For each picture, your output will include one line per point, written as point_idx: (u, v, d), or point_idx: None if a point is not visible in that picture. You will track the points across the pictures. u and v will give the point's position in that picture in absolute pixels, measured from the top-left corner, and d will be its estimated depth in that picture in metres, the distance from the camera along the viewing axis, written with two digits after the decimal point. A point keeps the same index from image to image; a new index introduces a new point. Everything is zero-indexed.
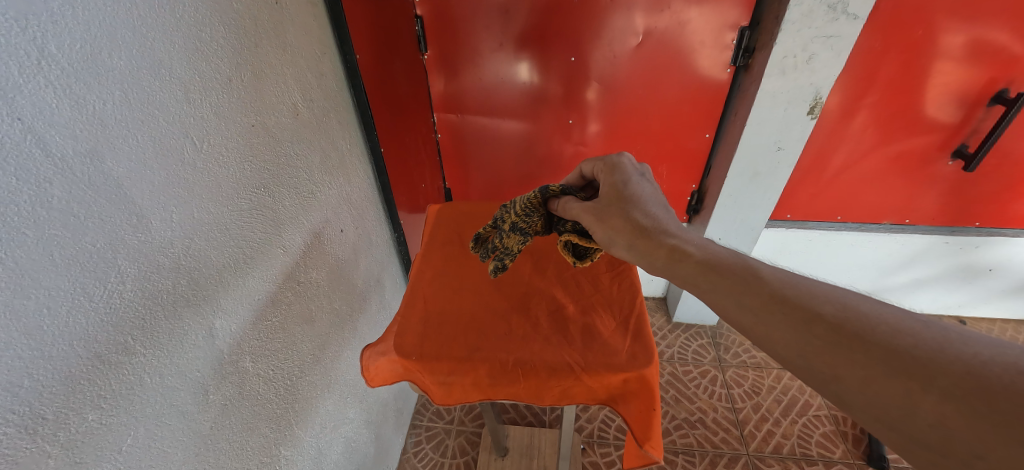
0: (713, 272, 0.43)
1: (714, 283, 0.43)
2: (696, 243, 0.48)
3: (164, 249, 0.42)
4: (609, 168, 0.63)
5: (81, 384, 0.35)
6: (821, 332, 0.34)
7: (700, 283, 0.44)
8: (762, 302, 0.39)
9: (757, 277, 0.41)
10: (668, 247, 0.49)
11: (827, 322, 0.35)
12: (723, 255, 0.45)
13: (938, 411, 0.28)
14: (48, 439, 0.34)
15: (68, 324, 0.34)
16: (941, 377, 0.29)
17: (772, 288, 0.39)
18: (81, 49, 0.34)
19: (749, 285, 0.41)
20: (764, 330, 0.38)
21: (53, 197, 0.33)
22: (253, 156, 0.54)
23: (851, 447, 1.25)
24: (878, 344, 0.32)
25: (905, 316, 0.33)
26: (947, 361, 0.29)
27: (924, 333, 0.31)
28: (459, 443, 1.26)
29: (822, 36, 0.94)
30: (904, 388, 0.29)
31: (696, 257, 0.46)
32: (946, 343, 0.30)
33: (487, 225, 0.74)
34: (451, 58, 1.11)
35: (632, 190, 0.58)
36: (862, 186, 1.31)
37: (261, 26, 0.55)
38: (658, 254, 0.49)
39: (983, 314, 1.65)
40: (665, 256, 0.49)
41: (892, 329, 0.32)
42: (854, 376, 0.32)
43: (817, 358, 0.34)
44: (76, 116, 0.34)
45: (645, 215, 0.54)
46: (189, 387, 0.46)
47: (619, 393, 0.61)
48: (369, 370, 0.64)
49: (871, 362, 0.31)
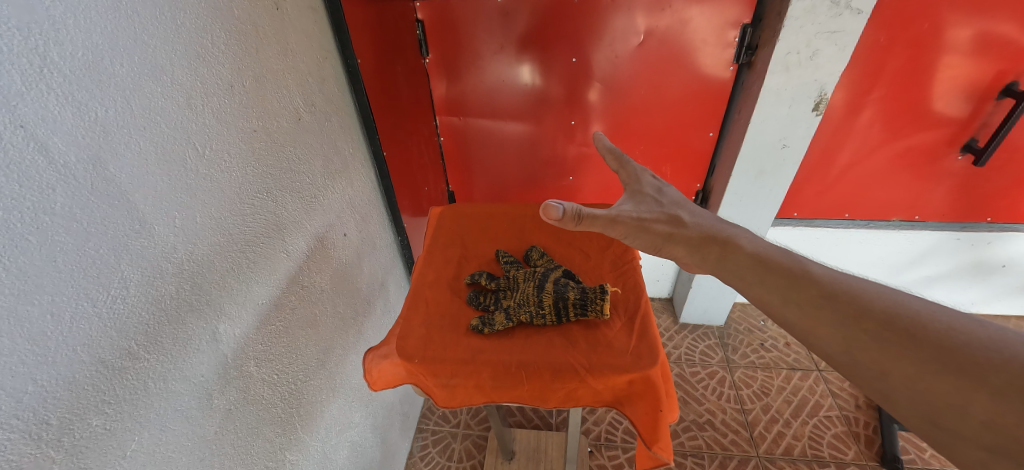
0: (762, 269, 0.45)
1: (760, 278, 0.45)
2: (747, 237, 0.50)
3: (168, 255, 0.42)
4: (630, 175, 0.65)
5: (85, 389, 0.35)
6: (869, 327, 0.35)
7: (749, 278, 0.46)
8: (808, 297, 0.40)
9: (796, 279, 0.42)
10: (720, 241, 0.51)
11: (876, 318, 0.35)
12: (774, 252, 0.47)
13: (990, 409, 0.28)
14: (53, 444, 0.33)
15: (73, 330, 0.34)
16: (995, 376, 0.28)
17: (819, 286, 0.40)
18: (83, 57, 0.34)
19: (795, 280, 0.42)
20: (808, 324, 0.39)
21: (56, 203, 0.33)
22: (256, 162, 0.55)
23: (863, 448, 1.22)
24: (929, 341, 0.32)
25: (959, 315, 0.33)
26: (1001, 359, 0.29)
27: (981, 332, 0.31)
28: (466, 447, 1.25)
29: (826, 31, 0.93)
30: (955, 386, 0.30)
31: (747, 250, 0.48)
32: (1003, 341, 0.29)
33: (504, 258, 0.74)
34: (453, 62, 1.12)
35: (665, 193, 0.61)
36: (871, 182, 1.30)
37: (262, 31, 0.56)
38: (711, 249, 0.51)
39: (999, 312, 1.59)
40: (718, 250, 0.51)
41: (944, 326, 0.32)
42: (900, 371, 0.32)
43: (862, 354, 0.35)
44: (78, 123, 0.34)
45: (689, 213, 0.57)
46: (193, 391, 0.46)
47: (625, 395, 0.60)
48: (373, 373, 0.63)
49: (919, 359, 0.32)
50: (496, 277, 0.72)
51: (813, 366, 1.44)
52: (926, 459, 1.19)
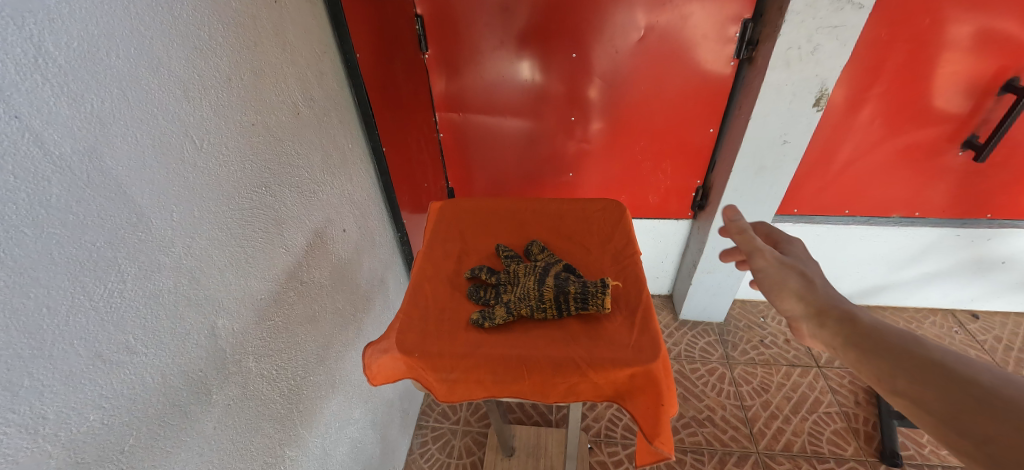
0: (870, 335, 0.41)
1: (871, 346, 0.40)
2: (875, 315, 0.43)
3: (166, 248, 0.42)
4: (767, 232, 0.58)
5: (82, 383, 0.35)
6: (973, 393, 0.32)
7: (854, 341, 0.41)
8: (910, 362, 0.37)
9: (905, 345, 0.38)
10: (843, 311, 0.44)
11: (981, 386, 0.32)
12: (900, 332, 0.40)
13: None
14: (50, 438, 0.33)
15: (69, 323, 0.34)
16: None
17: (928, 355, 0.37)
18: (79, 47, 0.34)
19: (906, 349, 0.38)
20: (909, 388, 0.36)
21: (52, 195, 0.32)
22: (254, 156, 0.54)
23: (862, 444, 1.22)
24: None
25: None
26: None
27: None
28: (465, 443, 1.25)
29: (827, 26, 0.92)
30: None
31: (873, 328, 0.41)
32: None
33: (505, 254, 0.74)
34: (452, 58, 1.12)
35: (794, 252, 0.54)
36: (871, 178, 1.29)
37: (260, 24, 0.55)
38: (831, 316, 0.44)
39: (1000, 309, 1.59)
40: (838, 318, 0.44)
41: None
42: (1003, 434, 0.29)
43: (966, 418, 0.31)
44: (74, 114, 0.34)
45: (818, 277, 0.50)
46: (191, 386, 0.46)
47: (626, 389, 0.60)
48: (372, 368, 0.62)
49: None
50: (496, 271, 0.72)
51: (813, 362, 1.44)
52: (926, 455, 1.19)
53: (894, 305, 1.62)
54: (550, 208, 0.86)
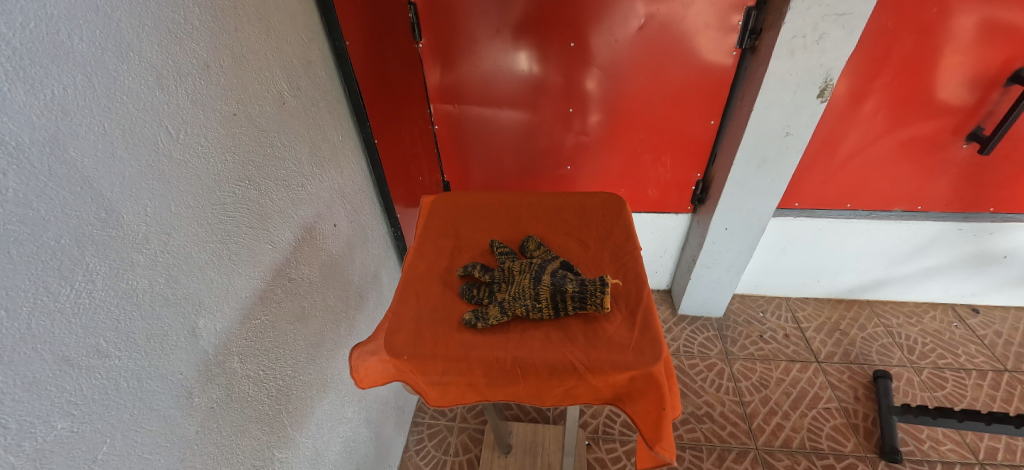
0: None
1: None
2: None
3: (140, 246, 0.40)
4: None
5: (47, 389, 0.33)
6: None
7: None
8: None
9: None
10: None
11: None
12: None
13: None
14: (12, 450, 0.31)
15: (32, 326, 0.32)
16: None
17: None
18: (36, 28, 0.31)
19: None
20: None
21: (8, 188, 0.30)
22: (236, 147, 0.52)
23: (862, 440, 1.22)
24: None
25: None
26: None
27: None
28: (462, 440, 1.23)
29: (832, 14, 0.89)
30: None
31: None
32: None
33: (501, 252, 0.71)
34: (448, 48, 1.09)
35: None
36: (873, 171, 1.27)
37: (239, 7, 0.52)
38: None
39: (1000, 303, 1.58)
40: None
41: None
42: None
43: None
44: (32, 101, 0.31)
45: None
46: (171, 389, 0.43)
47: (625, 392, 0.58)
48: (359, 371, 0.60)
49: None
50: (490, 269, 0.69)
51: (813, 358, 1.43)
52: (925, 451, 1.19)
53: (895, 299, 1.61)
54: (547, 202, 0.84)
